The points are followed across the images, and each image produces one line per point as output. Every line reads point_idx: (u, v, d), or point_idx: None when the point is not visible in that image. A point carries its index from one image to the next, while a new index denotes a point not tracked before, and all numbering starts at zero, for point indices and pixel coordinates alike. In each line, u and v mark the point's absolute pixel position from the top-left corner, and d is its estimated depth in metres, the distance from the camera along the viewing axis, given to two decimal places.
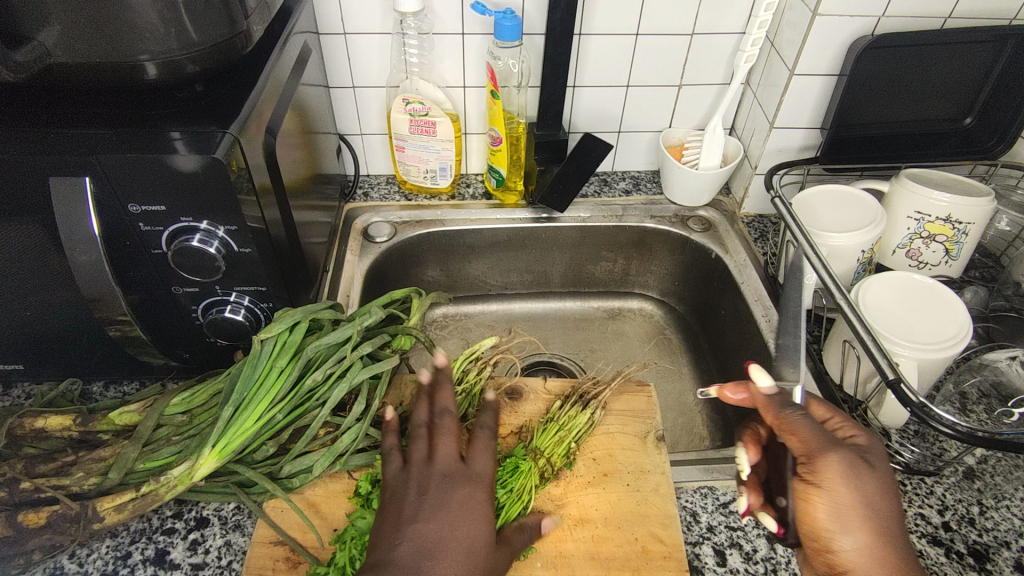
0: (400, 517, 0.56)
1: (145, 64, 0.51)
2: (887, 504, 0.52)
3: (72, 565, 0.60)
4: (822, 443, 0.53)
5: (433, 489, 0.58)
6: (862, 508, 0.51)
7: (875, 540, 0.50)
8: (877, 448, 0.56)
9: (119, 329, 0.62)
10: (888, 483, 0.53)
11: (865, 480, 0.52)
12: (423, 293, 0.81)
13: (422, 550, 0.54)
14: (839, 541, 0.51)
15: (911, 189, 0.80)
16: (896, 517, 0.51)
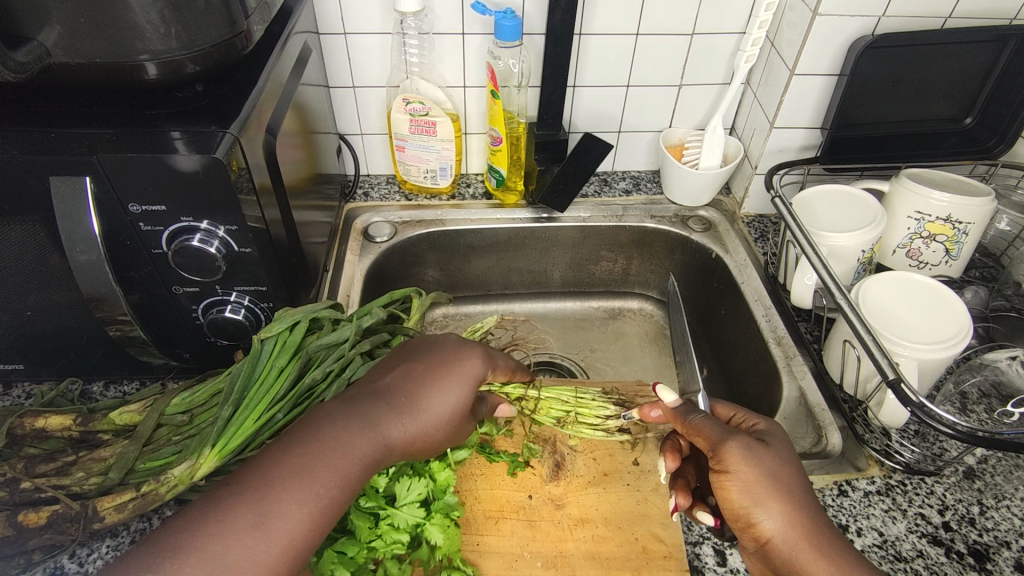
0: (398, 360, 0.60)
1: (145, 64, 0.51)
2: (790, 474, 0.55)
3: (72, 565, 0.60)
4: (721, 433, 0.57)
5: (438, 342, 0.62)
6: (767, 480, 0.53)
7: (789, 507, 0.53)
8: (775, 431, 0.59)
9: (119, 329, 0.62)
10: (789, 457, 0.56)
11: (762, 455, 0.55)
12: (423, 294, 0.81)
13: (406, 385, 0.57)
14: (757, 516, 0.53)
15: (911, 188, 0.80)
16: (801, 485, 0.54)
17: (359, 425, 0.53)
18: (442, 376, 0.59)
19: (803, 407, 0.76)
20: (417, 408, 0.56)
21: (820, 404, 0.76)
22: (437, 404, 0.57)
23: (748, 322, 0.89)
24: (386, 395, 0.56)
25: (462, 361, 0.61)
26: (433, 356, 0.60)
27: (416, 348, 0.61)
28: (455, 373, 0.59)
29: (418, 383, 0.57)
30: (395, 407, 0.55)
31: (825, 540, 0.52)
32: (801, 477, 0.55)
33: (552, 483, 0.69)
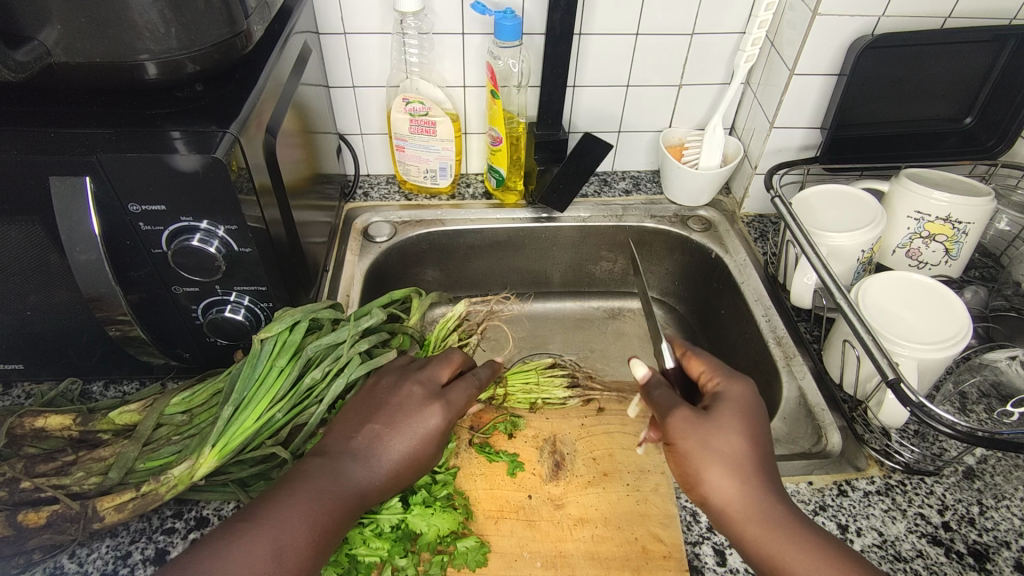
0: (364, 413, 0.59)
1: (146, 63, 0.51)
2: (734, 440, 0.56)
3: (72, 565, 0.60)
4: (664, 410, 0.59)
5: (403, 392, 0.60)
6: (705, 450, 0.56)
7: (729, 475, 0.55)
8: (734, 394, 0.60)
9: (119, 329, 0.62)
10: (739, 421, 0.57)
11: (700, 428, 0.57)
12: (423, 293, 0.81)
13: (371, 446, 0.57)
14: (703, 484, 0.56)
15: (911, 188, 0.80)
16: (744, 448, 0.56)
17: (330, 486, 0.53)
18: (406, 433, 0.58)
19: (803, 407, 0.76)
20: (383, 468, 0.56)
21: (820, 405, 0.76)
22: (403, 460, 0.57)
23: (748, 322, 0.89)
24: (352, 455, 0.56)
25: (428, 416, 0.59)
26: (395, 411, 0.59)
27: (380, 400, 0.60)
28: (420, 431, 0.58)
29: (384, 440, 0.57)
30: (361, 467, 0.55)
31: (766, 503, 0.54)
32: (751, 438, 0.57)
33: (552, 483, 0.68)
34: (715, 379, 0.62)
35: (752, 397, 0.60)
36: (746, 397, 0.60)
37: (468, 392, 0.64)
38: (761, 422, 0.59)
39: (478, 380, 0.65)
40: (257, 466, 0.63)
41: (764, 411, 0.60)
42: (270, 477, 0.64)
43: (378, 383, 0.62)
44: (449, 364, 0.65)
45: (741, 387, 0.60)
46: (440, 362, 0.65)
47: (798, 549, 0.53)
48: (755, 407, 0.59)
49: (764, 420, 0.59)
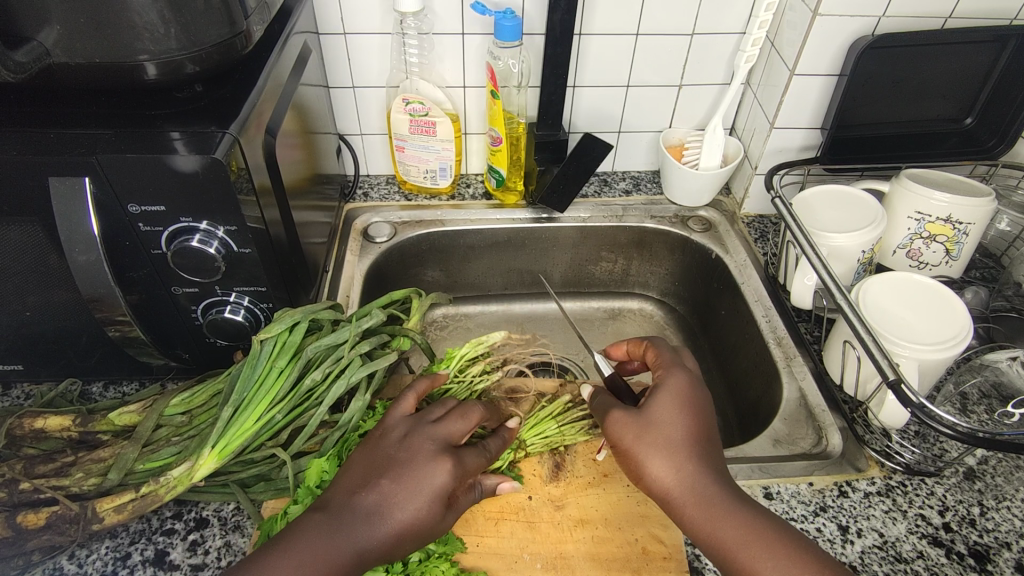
0: (371, 467, 0.57)
1: (145, 64, 0.51)
2: (667, 427, 0.58)
3: (71, 566, 0.60)
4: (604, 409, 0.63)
5: (413, 446, 0.58)
6: (639, 443, 0.58)
7: (664, 460, 0.57)
8: (671, 381, 0.61)
9: (118, 329, 0.62)
10: (674, 409, 0.59)
11: (631, 420, 0.60)
12: (423, 294, 0.81)
13: (379, 504, 0.54)
14: (642, 473, 0.58)
15: (911, 189, 0.80)
16: (678, 434, 0.58)
17: (326, 549, 0.51)
18: (414, 492, 0.55)
19: (804, 407, 0.76)
20: (390, 530, 0.53)
21: (820, 405, 0.76)
22: (411, 522, 0.54)
23: (748, 323, 0.89)
24: (358, 517, 0.53)
25: (439, 471, 0.56)
26: (406, 467, 0.56)
27: (390, 456, 0.57)
28: (429, 489, 0.55)
29: (391, 499, 0.54)
30: (367, 529, 0.53)
31: (700, 485, 0.56)
32: (688, 424, 0.59)
33: (552, 483, 0.68)
34: (659, 369, 0.64)
35: (691, 382, 0.61)
36: (683, 382, 0.61)
37: (477, 455, 0.61)
38: (700, 405, 0.60)
39: (489, 450, 0.63)
40: (258, 466, 0.63)
41: (705, 394, 0.61)
42: (270, 477, 0.64)
43: (386, 436, 0.59)
44: (465, 419, 0.62)
45: (679, 374, 0.62)
46: (455, 416, 0.62)
47: (736, 526, 0.54)
48: (694, 392, 0.61)
49: (706, 403, 0.61)
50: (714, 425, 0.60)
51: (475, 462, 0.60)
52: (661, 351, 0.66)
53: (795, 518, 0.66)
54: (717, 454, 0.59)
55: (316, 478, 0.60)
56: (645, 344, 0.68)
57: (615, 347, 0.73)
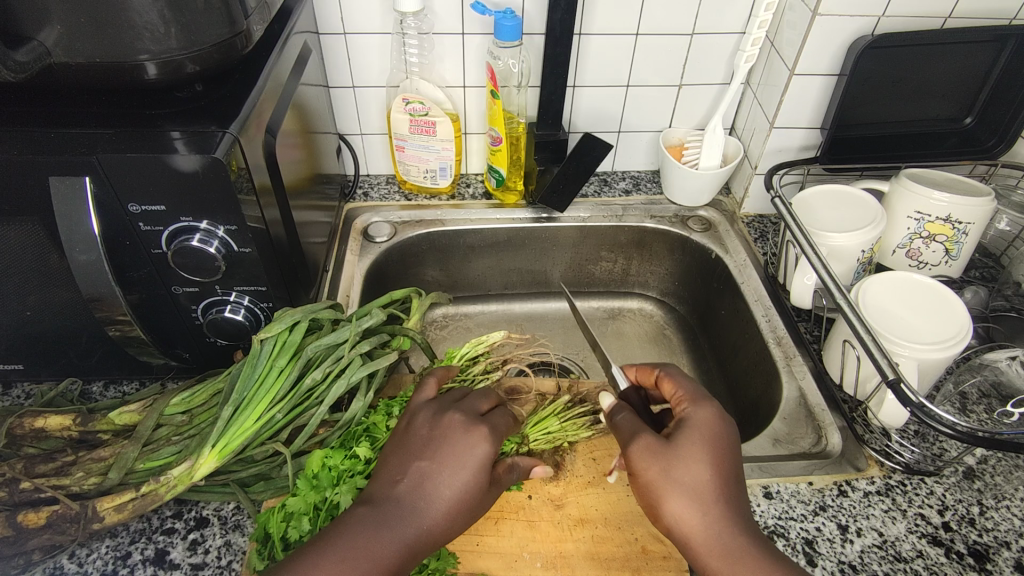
0: (408, 452, 0.58)
1: (146, 63, 0.51)
2: (695, 469, 0.55)
3: (71, 565, 0.60)
4: (626, 437, 0.59)
5: (442, 425, 0.59)
6: (664, 483, 0.55)
7: (689, 506, 0.54)
8: (700, 419, 0.58)
9: (118, 329, 0.62)
10: (703, 449, 0.56)
11: (656, 458, 0.56)
12: (423, 293, 0.81)
13: (422, 488, 0.55)
14: (664, 514, 0.55)
15: (911, 188, 0.80)
16: (706, 477, 0.55)
17: (381, 535, 0.52)
18: (455, 468, 0.56)
19: (803, 407, 0.76)
20: (440, 510, 0.55)
21: (820, 405, 0.76)
22: (457, 499, 0.56)
23: (748, 322, 0.89)
24: (404, 503, 0.54)
25: (475, 446, 0.58)
26: (442, 448, 0.57)
27: (422, 436, 0.59)
28: (470, 462, 0.57)
29: (433, 480, 0.56)
30: (416, 513, 0.54)
31: (727, 537, 0.53)
32: (716, 469, 0.55)
33: (552, 483, 0.68)
34: (685, 401, 0.60)
35: (720, 418, 0.58)
36: (711, 418, 0.58)
37: (507, 422, 0.63)
38: (730, 444, 0.57)
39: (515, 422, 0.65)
40: (258, 466, 0.63)
41: (734, 431, 0.58)
42: (270, 477, 0.64)
43: (413, 421, 0.61)
44: (485, 397, 0.65)
45: (707, 409, 0.58)
46: (474, 395, 0.65)
47: None
48: (724, 429, 0.57)
49: (734, 441, 0.57)
50: (741, 465, 0.57)
51: (507, 430, 0.63)
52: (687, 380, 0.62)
53: (795, 517, 0.66)
54: (744, 497, 0.56)
55: (317, 467, 0.60)
56: (666, 369, 0.64)
57: (629, 366, 0.69)
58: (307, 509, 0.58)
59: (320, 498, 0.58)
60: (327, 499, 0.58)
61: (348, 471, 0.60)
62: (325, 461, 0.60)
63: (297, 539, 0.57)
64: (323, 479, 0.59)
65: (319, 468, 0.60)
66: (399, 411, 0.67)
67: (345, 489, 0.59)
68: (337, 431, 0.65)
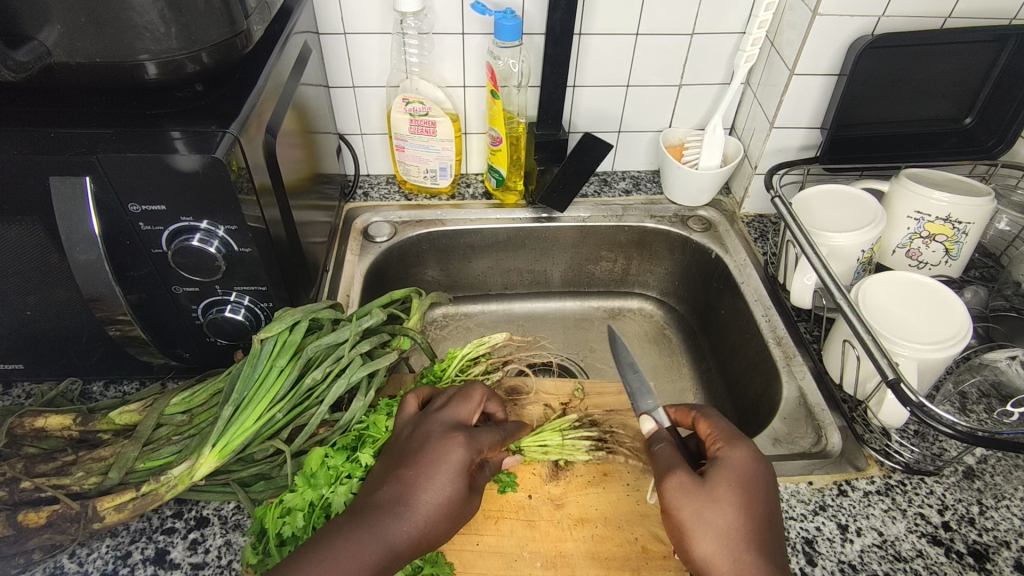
0: (390, 462, 0.58)
1: (146, 63, 0.51)
2: (728, 510, 0.54)
3: (72, 565, 0.60)
4: (662, 471, 0.58)
5: (423, 435, 0.59)
6: (697, 523, 0.54)
7: (720, 545, 0.53)
8: (734, 460, 0.58)
9: (118, 329, 0.62)
10: (737, 491, 0.55)
11: (692, 496, 0.55)
12: (423, 293, 0.81)
13: (402, 492, 0.55)
14: (694, 552, 0.55)
15: (911, 188, 0.80)
16: (739, 519, 0.54)
17: (357, 541, 0.51)
18: (435, 474, 0.56)
19: (803, 406, 0.76)
20: (417, 516, 0.54)
21: (820, 405, 0.76)
22: (435, 505, 0.55)
23: (748, 322, 0.89)
24: (382, 508, 0.54)
25: (451, 451, 0.57)
26: (419, 455, 0.57)
27: (406, 446, 0.59)
28: (447, 468, 0.56)
29: (412, 486, 0.55)
30: (393, 518, 0.53)
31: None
32: (749, 510, 0.55)
33: (552, 483, 0.68)
34: (719, 440, 0.60)
35: (754, 460, 0.58)
36: (746, 460, 0.58)
37: (489, 434, 0.62)
38: (763, 487, 0.56)
39: (501, 430, 0.65)
40: (259, 465, 0.63)
41: (769, 474, 0.58)
42: (270, 476, 0.64)
43: (398, 435, 0.61)
44: (468, 401, 0.64)
45: (743, 451, 0.58)
46: (457, 400, 0.64)
47: None
48: (758, 471, 0.57)
49: (768, 483, 0.57)
50: (776, 508, 0.56)
51: (489, 440, 0.62)
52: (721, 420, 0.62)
53: (795, 516, 0.66)
54: (779, 540, 0.55)
55: (315, 465, 0.60)
56: (702, 409, 0.64)
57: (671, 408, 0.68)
58: (304, 504, 0.57)
59: (318, 495, 0.58)
60: (324, 497, 0.58)
61: (347, 470, 0.60)
62: (324, 459, 0.60)
63: (292, 535, 0.57)
64: (321, 477, 0.59)
65: (318, 466, 0.60)
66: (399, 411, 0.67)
67: (342, 490, 0.59)
68: (337, 431, 0.65)
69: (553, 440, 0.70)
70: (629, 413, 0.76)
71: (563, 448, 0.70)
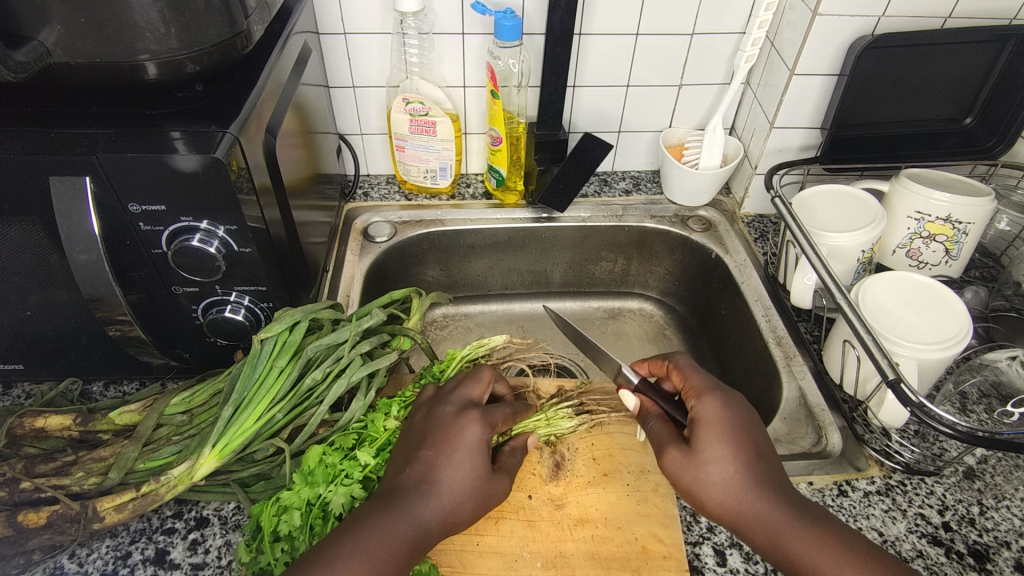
0: (411, 445, 0.60)
1: (146, 63, 0.51)
2: (719, 465, 0.56)
3: (72, 565, 0.60)
4: (659, 444, 0.61)
5: (437, 416, 0.62)
6: (698, 486, 0.57)
7: (723, 495, 0.56)
8: (710, 415, 0.59)
9: (118, 329, 0.61)
10: (719, 443, 0.57)
11: (686, 463, 0.58)
12: (423, 294, 0.81)
13: (425, 472, 0.57)
14: (706, 507, 0.57)
15: (911, 188, 0.80)
16: (733, 467, 0.56)
17: (391, 519, 0.54)
18: (457, 450, 0.58)
19: (803, 407, 0.76)
20: (443, 495, 0.56)
21: (820, 404, 0.76)
22: (459, 481, 0.57)
23: (748, 322, 0.89)
24: (409, 490, 0.56)
25: (466, 430, 0.60)
26: (438, 435, 0.60)
27: (421, 430, 0.61)
28: (465, 442, 0.59)
29: (436, 465, 0.58)
30: (421, 498, 0.56)
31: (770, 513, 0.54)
32: (741, 454, 0.57)
33: (552, 483, 0.68)
34: (694, 398, 0.61)
35: (727, 407, 0.59)
36: (719, 410, 0.59)
37: (501, 409, 0.65)
38: (743, 429, 0.58)
39: (512, 406, 0.67)
40: (258, 465, 0.62)
41: (747, 415, 0.59)
42: (270, 477, 0.64)
43: (412, 418, 0.64)
44: (477, 382, 0.66)
45: (713, 403, 0.60)
46: (467, 381, 0.66)
47: (819, 551, 0.53)
48: (733, 419, 0.59)
49: (747, 426, 0.59)
50: (762, 444, 0.58)
51: (501, 416, 0.64)
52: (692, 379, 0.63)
53: None
54: (774, 473, 0.57)
55: (313, 463, 0.59)
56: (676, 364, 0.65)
57: (643, 363, 0.71)
58: (300, 504, 0.57)
59: (314, 494, 0.58)
60: (321, 495, 0.58)
61: (345, 469, 0.60)
62: (322, 458, 0.60)
63: (286, 535, 0.56)
64: (318, 475, 0.59)
65: (316, 464, 0.59)
66: (397, 411, 0.67)
67: (340, 490, 0.58)
68: (336, 431, 0.65)
69: (538, 417, 0.73)
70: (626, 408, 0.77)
71: (550, 421, 0.73)
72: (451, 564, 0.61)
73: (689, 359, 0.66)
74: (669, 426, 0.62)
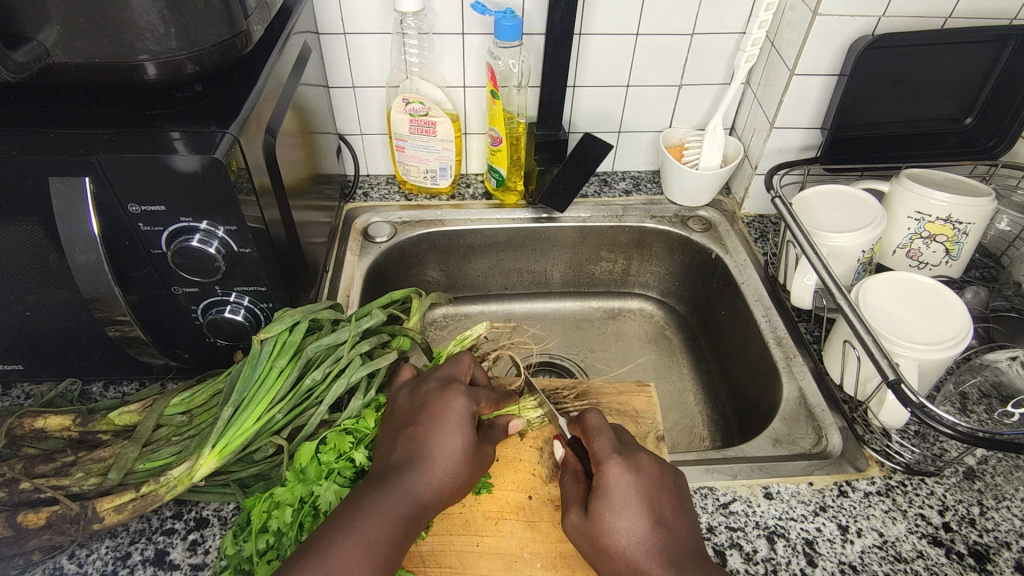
0: (396, 426, 0.61)
1: (145, 64, 0.51)
2: (615, 537, 0.56)
3: (71, 565, 0.60)
4: (572, 501, 0.60)
5: (420, 396, 0.63)
6: (598, 553, 0.56)
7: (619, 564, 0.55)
8: (613, 483, 0.58)
9: (118, 329, 0.61)
10: (614, 513, 0.56)
11: (585, 531, 0.57)
12: (423, 294, 0.81)
13: (414, 450, 0.58)
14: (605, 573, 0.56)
15: (912, 188, 0.80)
16: (630, 537, 0.55)
17: (388, 496, 0.54)
18: (442, 427, 0.59)
19: (803, 406, 0.76)
20: (436, 468, 0.57)
21: (820, 405, 0.76)
22: (450, 457, 0.58)
23: (748, 322, 0.89)
24: (399, 466, 0.57)
25: (453, 403, 0.61)
26: (425, 412, 0.61)
27: (404, 410, 0.62)
28: (454, 416, 0.60)
29: (422, 440, 0.59)
30: (413, 472, 0.56)
31: None
32: (636, 525, 0.56)
33: (552, 483, 0.68)
34: (599, 458, 0.60)
35: (624, 474, 0.58)
36: (619, 477, 0.58)
37: (485, 391, 0.66)
38: (639, 498, 0.57)
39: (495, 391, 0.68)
40: (258, 465, 0.62)
41: (646, 481, 0.58)
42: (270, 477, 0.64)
43: (394, 402, 0.64)
44: (460, 364, 0.67)
45: (614, 469, 0.58)
46: (449, 363, 0.67)
47: None
48: (633, 487, 0.57)
49: (647, 492, 0.57)
50: (663, 507, 0.57)
51: (486, 395, 0.65)
52: (600, 433, 0.62)
53: (795, 517, 0.66)
54: (672, 542, 0.55)
55: (305, 460, 0.59)
56: (587, 416, 0.64)
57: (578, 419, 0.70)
58: (294, 500, 0.57)
59: (307, 491, 0.58)
60: (313, 492, 0.58)
61: (339, 467, 0.60)
62: (316, 454, 0.60)
63: (276, 531, 0.55)
64: (311, 472, 0.59)
65: (308, 461, 0.59)
66: None
67: (332, 487, 0.59)
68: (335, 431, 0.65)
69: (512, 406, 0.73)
70: (613, 398, 0.77)
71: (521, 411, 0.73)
72: (452, 565, 0.61)
73: (596, 415, 0.64)
74: (580, 485, 0.62)
